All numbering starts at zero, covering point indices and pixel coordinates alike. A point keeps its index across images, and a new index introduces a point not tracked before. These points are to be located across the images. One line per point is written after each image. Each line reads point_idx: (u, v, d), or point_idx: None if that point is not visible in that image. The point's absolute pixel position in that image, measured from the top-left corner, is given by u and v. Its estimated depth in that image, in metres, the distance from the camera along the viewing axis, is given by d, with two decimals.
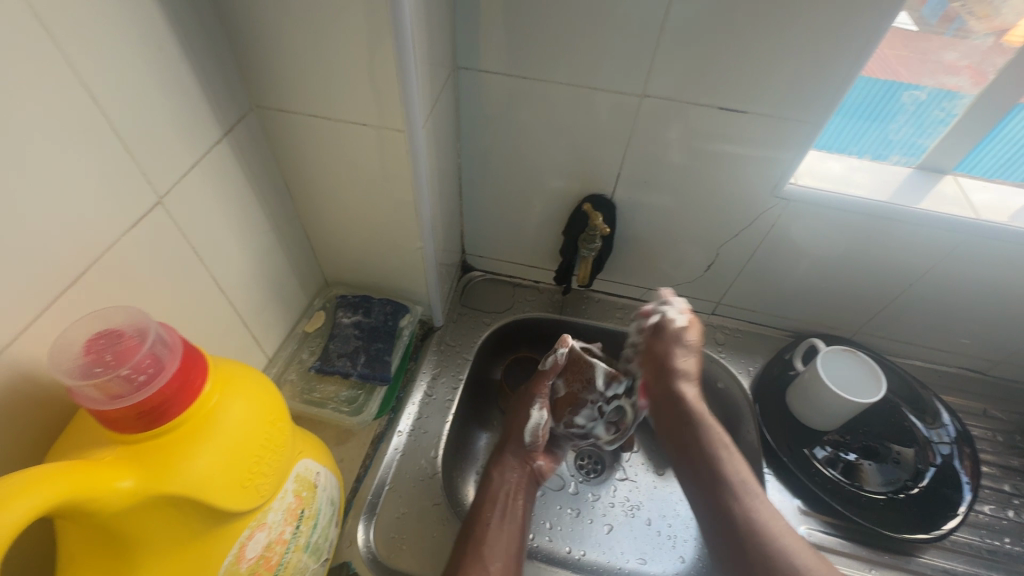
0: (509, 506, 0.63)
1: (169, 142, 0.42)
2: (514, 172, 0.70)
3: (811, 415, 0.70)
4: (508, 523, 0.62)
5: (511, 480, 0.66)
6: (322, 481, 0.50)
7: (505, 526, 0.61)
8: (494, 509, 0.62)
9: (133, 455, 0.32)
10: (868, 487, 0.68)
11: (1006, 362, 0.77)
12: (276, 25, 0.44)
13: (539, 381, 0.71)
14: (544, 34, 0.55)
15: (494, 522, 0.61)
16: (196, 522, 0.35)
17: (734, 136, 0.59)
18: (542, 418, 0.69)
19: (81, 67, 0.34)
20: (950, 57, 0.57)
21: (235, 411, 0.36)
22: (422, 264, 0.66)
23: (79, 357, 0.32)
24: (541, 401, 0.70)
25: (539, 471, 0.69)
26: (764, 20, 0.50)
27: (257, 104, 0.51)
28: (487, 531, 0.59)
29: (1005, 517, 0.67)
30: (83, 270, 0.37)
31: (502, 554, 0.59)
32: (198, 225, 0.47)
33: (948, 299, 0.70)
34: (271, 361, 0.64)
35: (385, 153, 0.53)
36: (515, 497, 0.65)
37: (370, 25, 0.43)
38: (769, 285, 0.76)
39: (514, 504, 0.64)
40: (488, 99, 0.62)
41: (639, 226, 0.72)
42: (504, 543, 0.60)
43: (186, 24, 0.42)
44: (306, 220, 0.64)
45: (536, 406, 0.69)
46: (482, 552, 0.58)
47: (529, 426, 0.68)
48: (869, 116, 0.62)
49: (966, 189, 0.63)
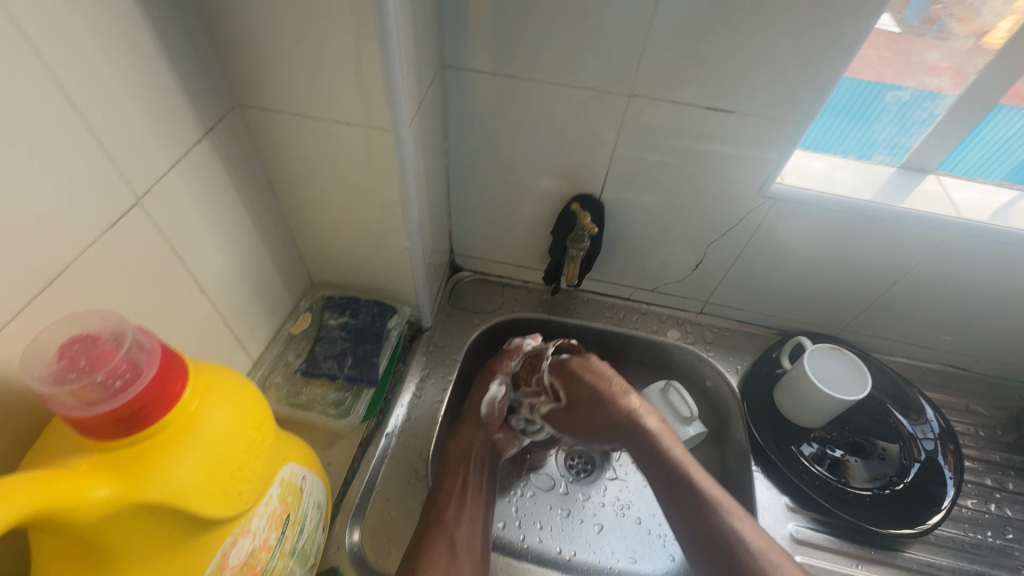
0: (474, 473, 0.63)
1: (147, 141, 0.41)
2: (502, 172, 0.70)
3: (798, 413, 0.71)
4: (475, 495, 0.61)
5: (469, 451, 0.64)
6: (308, 486, 0.49)
7: (467, 497, 0.61)
8: (456, 479, 0.62)
9: (111, 463, 0.31)
10: (855, 483, 0.68)
11: (988, 358, 0.78)
12: (257, 23, 0.44)
13: (501, 359, 0.71)
14: (531, 33, 0.55)
15: (457, 493, 0.60)
16: (176, 530, 0.34)
17: (721, 136, 0.59)
18: (502, 391, 0.68)
19: (54, 64, 0.33)
20: (932, 59, 0.57)
21: (218, 417, 0.36)
22: (410, 265, 0.66)
23: (52, 362, 0.31)
24: (501, 376, 0.69)
25: (498, 444, 0.67)
26: (750, 20, 0.50)
27: (239, 103, 0.51)
28: (450, 501, 0.59)
29: (988, 511, 0.68)
30: (58, 273, 0.36)
31: (472, 523, 0.59)
32: (178, 225, 0.46)
33: (931, 297, 0.71)
34: (256, 364, 0.63)
35: (371, 153, 0.52)
36: (474, 467, 0.63)
37: (355, 22, 0.42)
38: (756, 284, 0.76)
39: (482, 481, 0.63)
40: (476, 98, 0.62)
41: (628, 226, 0.72)
42: (469, 512, 0.60)
43: (164, 19, 0.41)
44: (291, 220, 0.63)
45: (495, 381, 0.69)
46: (447, 522, 0.58)
47: (486, 398, 0.68)
48: (852, 117, 0.63)
49: (948, 188, 0.64)
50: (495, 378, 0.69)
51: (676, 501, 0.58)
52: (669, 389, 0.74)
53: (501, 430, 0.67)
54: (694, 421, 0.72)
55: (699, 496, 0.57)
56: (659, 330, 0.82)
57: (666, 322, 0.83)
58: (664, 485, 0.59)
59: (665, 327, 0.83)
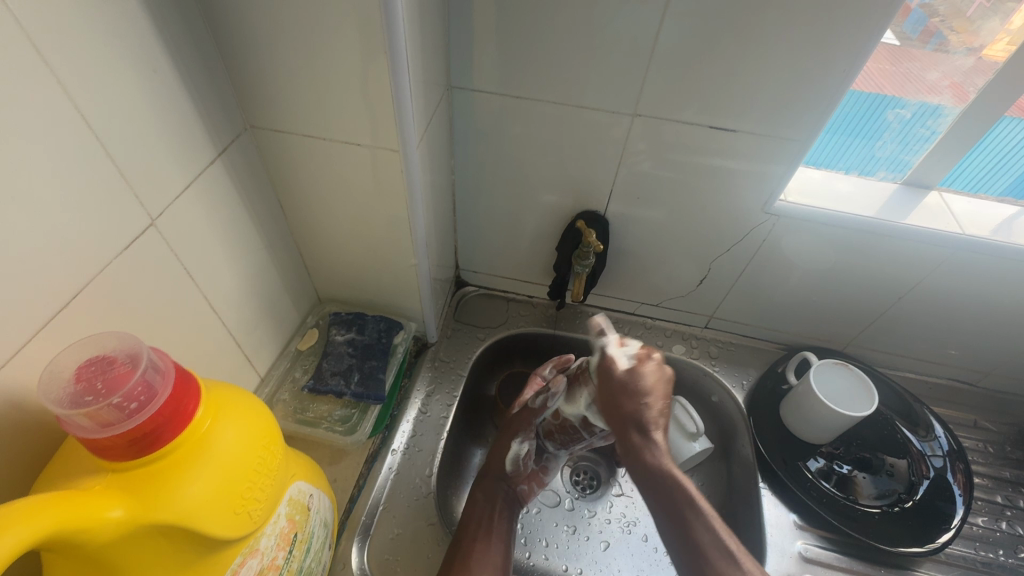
0: (496, 521, 0.62)
1: (162, 164, 0.42)
2: (508, 189, 0.70)
3: (805, 428, 0.70)
4: (496, 540, 0.60)
5: (493, 500, 0.64)
6: (316, 503, 0.50)
7: (492, 541, 0.59)
8: (479, 526, 0.60)
9: (122, 484, 0.31)
10: (863, 500, 0.68)
11: (995, 373, 0.78)
12: (270, 49, 0.45)
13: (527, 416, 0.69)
14: (537, 56, 0.56)
15: (480, 538, 0.59)
16: (186, 551, 0.35)
17: (724, 153, 0.60)
18: (525, 448, 0.67)
19: (75, 92, 0.34)
20: (933, 76, 0.58)
21: (228, 437, 0.36)
22: (416, 281, 0.66)
23: (70, 385, 0.32)
24: (523, 434, 0.68)
25: (522, 495, 0.67)
26: (749, 43, 0.51)
27: (251, 124, 0.52)
28: (474, 545, 0.58)
29: (1000, 529, 0.68)
30: (73, 294, 0.37)
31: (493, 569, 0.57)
32: (190, 244, 0.47)
33: (937, 312, 0.71)
34: (263, 381, 0.64)
35: (379, 173, 0.53)
36: (498, 516, 0.63)
37: (365, 49, 0.43)
38: (761, 298, 0.76)
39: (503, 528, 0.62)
40: (482, 118, 0.63)
41: (632, 242, 0.73)
42: (492, 556, 0.58)
43: (180, 44, 0.42)
44: (299, 237, 0.64)
45: (517, 437, 0.68)
46: (471, 566, 0.56)
47: (509, 456, 0.67)
48: (855, 133, 0.63)
49: (950, 203, 0.65)
50: (519, 435, 0.68)
51: (666, 519, 0.49)
52: (675, 404, 0.74)
53: (526, 483, 0.67)
54: (700, 436, 0.72)
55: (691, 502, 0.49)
56: (664, 345, 0.83)
57: (671, 336, 0.84)
58: (654, 501, 0.50)
59: (670, 342, 0.83)
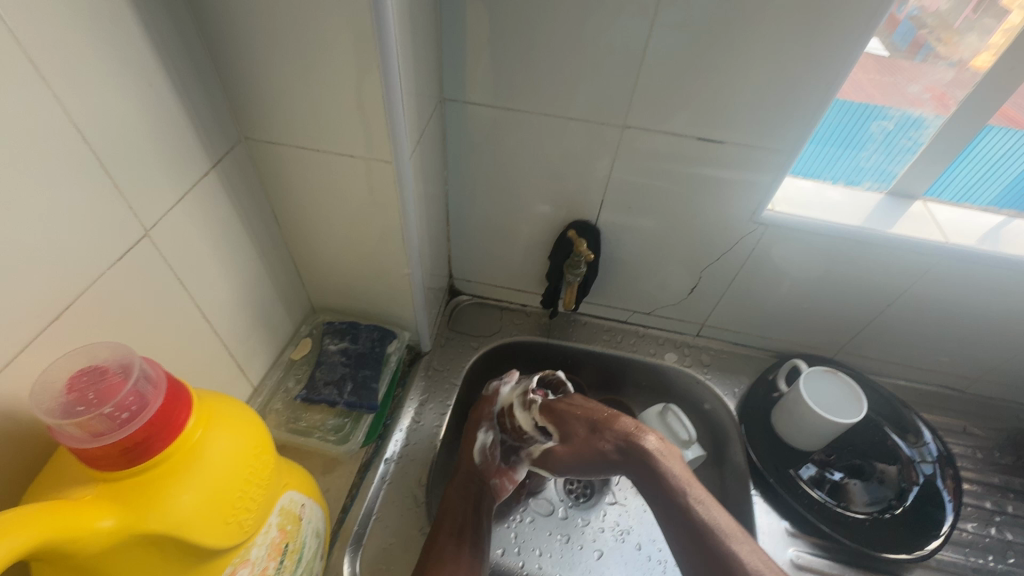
0: (471, 518, 0.61)
1: (157, 175, 0.43)
2: (500, 199, 0.71)
3: (796, 435, 0.71)
4: (470, 534, 0.59)
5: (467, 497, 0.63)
6: (308, 513, 0.49)
7: (466, 538, 0.59)
8: (453, 523, 0.60)
9: (114, 495, 0.32)
10: (855, 507, 0.68)
11: (982, 380, 0.79)
12: (264, 63, 0.46)
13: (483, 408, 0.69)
14: (526, 69, 0.57)
15: (455, 537, 0.59)
16: (177, 560, 0.35)
17: (713, 164, 0.61)
18: (490, 438, 0.67)
19: (71, 105, 0.35)
20: (915, 89, 0.59)
21: (220, 446, 0.36)
22: (409, 291, 0.67)
23: (61, 396, 0.32)
24: (487, 423, 0.67)
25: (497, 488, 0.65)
26: (733, 56, 0.52)
27: (245, 136, 0.52)
28: (447, 546, 0.57)
29: (989, 534, 0.68)
30: (66, 306, 0.37)
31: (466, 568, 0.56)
32: (184, 255, 0.47)
33: (924, 320, 0.72)
34: (257, 391, 0.64)
35: (372, 183, 0.54)
36: (473, 510, 0.61)
37: (358, 62, 0.44)
38: (753, 306, 0.77)
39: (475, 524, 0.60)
40: (475, 129, 0.64)
41: (624, 251, 0.74)
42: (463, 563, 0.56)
43: (175, 57, 0.43)
44: (293, 247, 0.64)
45: (481, 428, 0.67)
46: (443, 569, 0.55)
47: (477, 447, 0.66)
48: (840, 144, 0.65)
49: (934, 213, 0.66)
50: (483, 425, 0.67)
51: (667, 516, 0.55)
52: (668, 412, 0.74)
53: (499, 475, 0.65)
54: (692, 444, 0.72)
55: (688, 499, 0.54)
56: (656, 353, 0.83)
57: (664, 344, 0.84)
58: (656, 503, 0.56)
59: (663, 350, 0.83)
